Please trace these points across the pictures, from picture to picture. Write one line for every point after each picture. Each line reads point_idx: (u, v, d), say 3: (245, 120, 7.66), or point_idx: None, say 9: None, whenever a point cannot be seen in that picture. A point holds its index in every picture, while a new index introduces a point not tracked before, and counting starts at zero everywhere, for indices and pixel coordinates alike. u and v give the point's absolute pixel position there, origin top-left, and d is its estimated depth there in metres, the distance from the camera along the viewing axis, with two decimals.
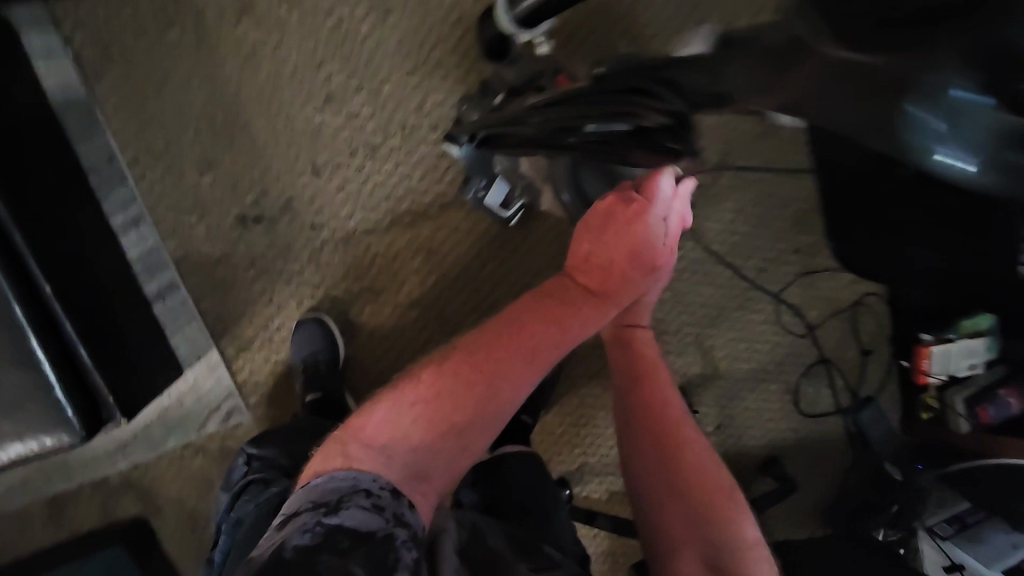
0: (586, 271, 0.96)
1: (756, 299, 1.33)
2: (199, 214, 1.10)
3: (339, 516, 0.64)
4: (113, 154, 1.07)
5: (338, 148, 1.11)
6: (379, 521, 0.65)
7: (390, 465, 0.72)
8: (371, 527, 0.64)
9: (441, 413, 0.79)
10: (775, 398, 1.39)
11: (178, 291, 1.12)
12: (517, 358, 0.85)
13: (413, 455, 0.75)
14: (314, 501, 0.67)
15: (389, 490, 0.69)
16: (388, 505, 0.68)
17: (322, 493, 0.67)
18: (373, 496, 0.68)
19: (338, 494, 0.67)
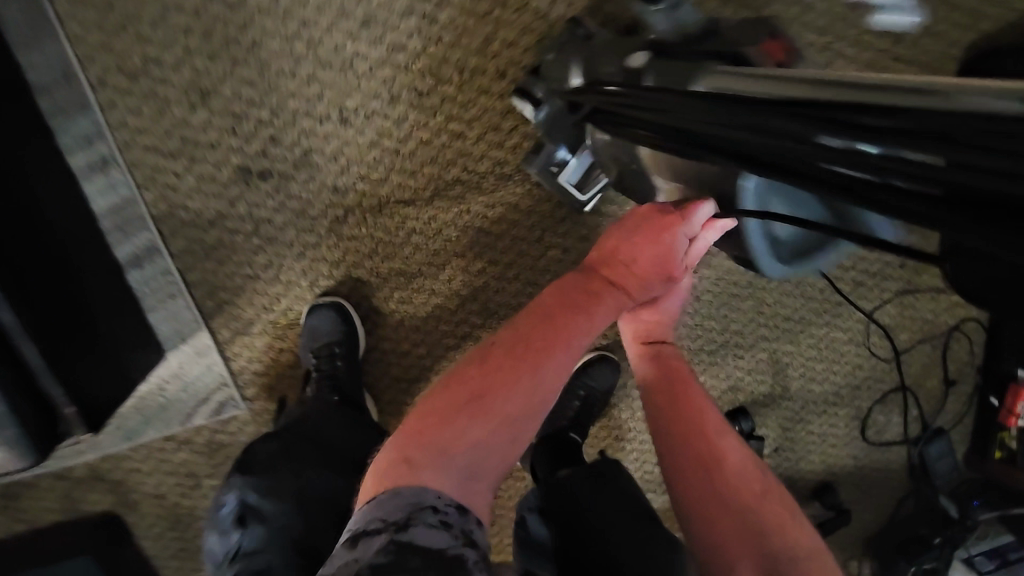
0: (615, 271, 0.72)
1: (847, 317, 1.13)
2: (188, 161, 0.85)
3: (408, 534, 0.50)
4: (71, 71, 0.80)
5: (373, 90, 0.85)
6: (449, 544, 0.51)
7: (427, 480, 0.54)
8: (441, 546, 0.50)
9: (484, 408, 0.59)
10: (842, 423, 1.24)
11: (159, 259, 0.88)
12: (564, 336, 0.65)
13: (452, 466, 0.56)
14: (376, 517, 0.52)
15: (458, 503, 0.54)
16: (456, 524, 0.53)
17: (388, 504, 0.53)
18: (442, 511, 0.53)
19: (404, 510, 0.52)
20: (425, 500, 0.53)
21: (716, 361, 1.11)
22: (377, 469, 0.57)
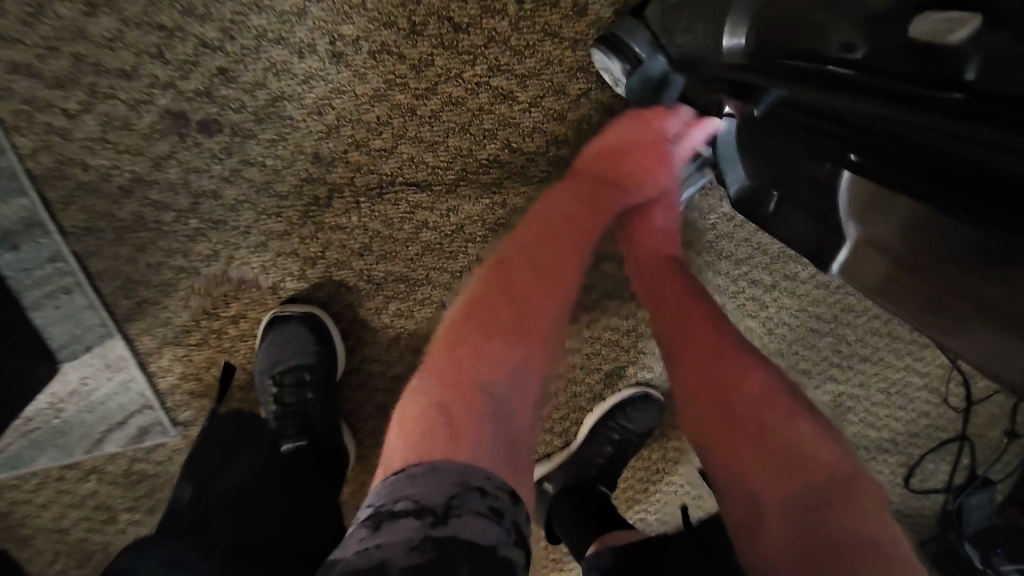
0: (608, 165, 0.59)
1: (927, 360, 0.95)
2: (91, 92, 0.56)
3: (451, 529, 0.35)
4: None
5: (384, 14, 0.58)
6: (499, 544, 0.36)
7: (471, 455, 0.39)
8: (492, 543, 0.36)
9: (503, 334, 0.45)
10: (887, 471, 1.08)
11: (45, 235, 0.59)
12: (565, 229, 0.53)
13: (487, 431, 0.41)
14: (413, 497, 0.37)
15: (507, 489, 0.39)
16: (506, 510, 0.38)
17: (420, 486, 0.37)
18: (490, 497, 0.38)
19: (444, 493, 0.37)
20: (470, 481, 0.38)
21: None
22: (399, 432, 0.42)
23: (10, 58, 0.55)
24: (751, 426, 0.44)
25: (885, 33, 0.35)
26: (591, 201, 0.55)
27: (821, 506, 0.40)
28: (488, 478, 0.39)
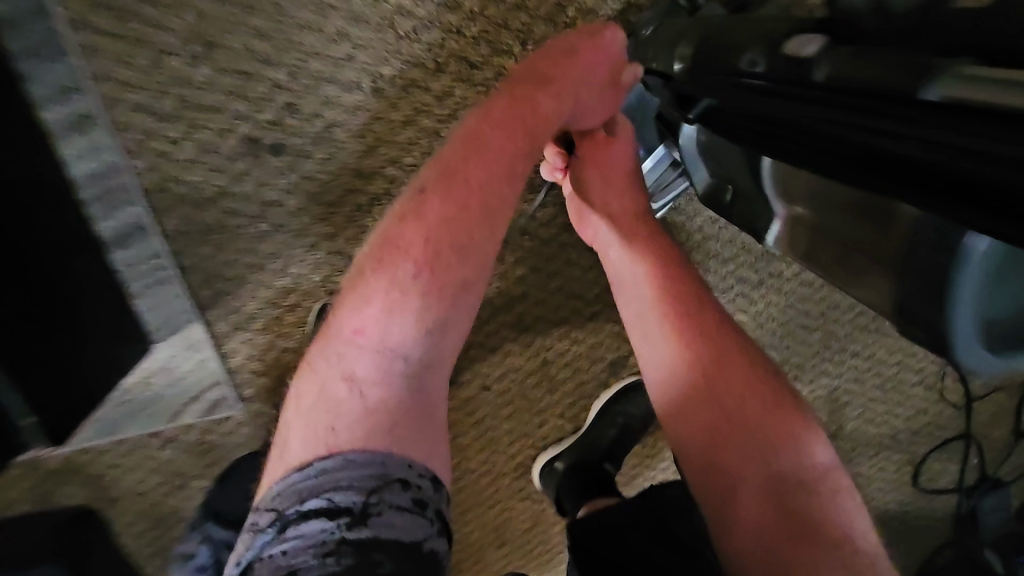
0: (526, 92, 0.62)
1: (919, 356, 1.01)
2: (188, 126, 0.71)
3: (370, 528, 0.45)
4: (45, 5, 0.64)
5: (415, 58, 0.72)
6: (427, 538, 0.47)
7: (389, 446, 0.49)
8: (416, 540, 0.46)
9: (434, 295, 0.54)
10: (891, 467, 1.13)
11: (149, 237, 0.74)
12: (495, 183, 0.58)
13: (396, 405, 0.52)
14: (323, 503, 0.46)
15: (429, 479, 0.50)
16: (415, 485, 0.49)
17: (355, 479, 0.47)
18: (410, 489, 0.48)
19: (365, 491, 0.46)
20: (388, 474, 0.48)
21: None
22: (337, 405, 0.51)
23: (126, 97, 0.69)
24: (744, 420, 0.61)
25: (837, 58, 0.41)
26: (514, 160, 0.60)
27: (796, 493, 0.58)
28: (397, 464, 0.49)
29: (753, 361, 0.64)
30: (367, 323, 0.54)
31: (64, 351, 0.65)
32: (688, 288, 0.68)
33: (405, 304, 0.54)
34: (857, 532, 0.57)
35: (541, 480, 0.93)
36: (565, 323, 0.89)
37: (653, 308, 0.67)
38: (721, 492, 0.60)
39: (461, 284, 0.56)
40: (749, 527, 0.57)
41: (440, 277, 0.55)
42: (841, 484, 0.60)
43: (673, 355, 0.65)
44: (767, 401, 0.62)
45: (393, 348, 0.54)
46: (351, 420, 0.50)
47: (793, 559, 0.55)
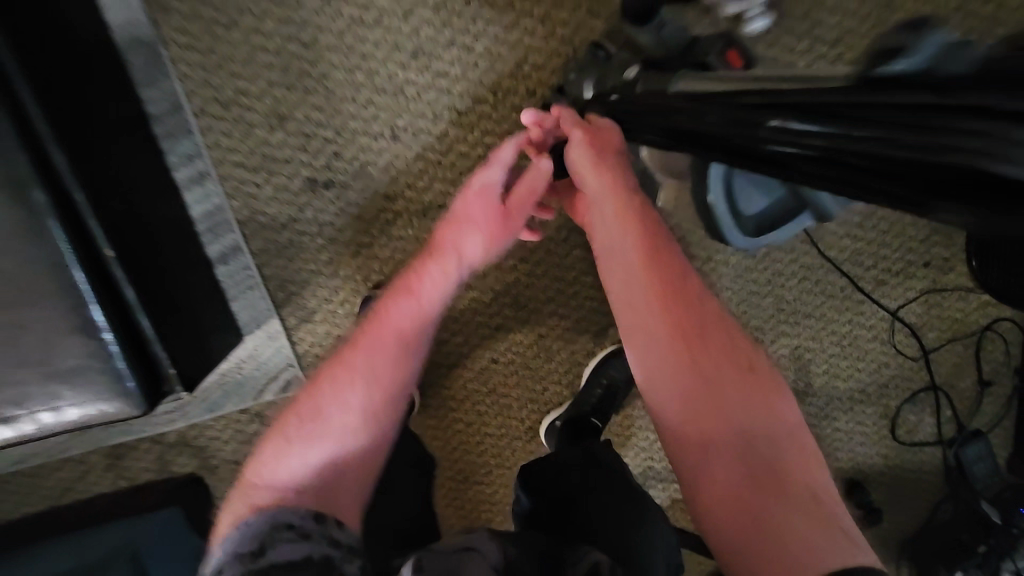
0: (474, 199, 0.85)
1: (868, 314, 1.17)
2: (265, 175, 0.98)
3: (266, 555, 0.56)
4: (178, 103, 0.94)
5: (421, 110, 0.96)
6: (306, 552, 0.56)
7: (292, 502, 0.62)
8: (304, 554, 0.56)
9: (336, 414, 0.70)
10: (869, 422, 1.26)
11: (242, 256, 1.02)
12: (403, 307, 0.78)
13: (313, 483, 0.65)
14: (229, 551, 0.57)
15: (312, 518, 0.60)
16: (312, 529, 0.59)
17: (258, 525, 0.59)
18: (298, 528, 0.59)
19: (259, 538, 0.57)
20: (278, 520, 0.59)
21: None
22: (265, 474, 0.66)
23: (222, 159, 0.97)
24: (724, 382, 0.64)
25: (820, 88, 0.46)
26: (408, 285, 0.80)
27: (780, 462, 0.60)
28: (303, 515, 0.61)
29: (735, 335, 0.69)
30: (298, 424, 0.70)
31: (189, 332, 0.91)
32: (675, 268, 0.73)
33: (308, 428, 0.70)
34: (827, 487, 0.59)
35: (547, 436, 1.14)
36: (553, 303, 1.12)
37: (645, 293, 0.71)
38: (701, 457, 0.62)
39: (371, 422, 0.71)
40: (722, 480, 0.59)
41: (378, 402, 0.72)
42: (805, 442, 0.63)
43: (660, 327, 0.69)
44: (746, 371, 0.66)
45: (317, 460, 0.67)
46: (275, 487, 0.64)
47: (752, 499, 0.57)
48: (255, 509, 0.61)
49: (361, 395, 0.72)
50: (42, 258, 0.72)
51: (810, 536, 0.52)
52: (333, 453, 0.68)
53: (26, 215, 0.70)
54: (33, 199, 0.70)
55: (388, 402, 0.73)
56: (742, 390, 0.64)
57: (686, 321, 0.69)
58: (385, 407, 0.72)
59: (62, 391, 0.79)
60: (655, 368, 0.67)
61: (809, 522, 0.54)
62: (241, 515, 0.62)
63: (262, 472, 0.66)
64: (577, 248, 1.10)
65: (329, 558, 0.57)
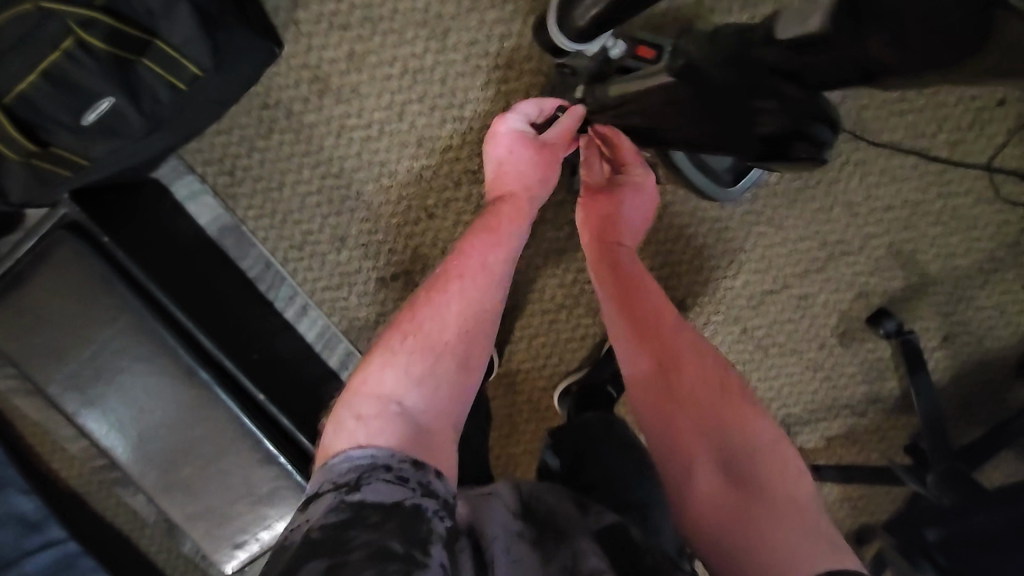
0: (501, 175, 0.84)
1: (958, 179, 1.08)
2: (348, 288, 1.14)
3: (361, 492, 0.49)
4: (268, 261, 1.13)
5: (443, 183, 1.07)
6: (404, 496, 0.49)
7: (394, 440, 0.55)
8: (399, 499, 0.49)
9: (433, 339, 0.64)
10: (1017, 286, 1.13)
11: (356, 357, 1.17)
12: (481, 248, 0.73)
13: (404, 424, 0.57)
14: (335, 478, 0.51)
15: (411, 459, 0.53)
16: (413, 475, 0.52)
17: (341, 471, 0.52)
18: (394, 469, 0.52)
19: (356, 472, 0.51)
20: (379, 460, 0.52)
21: (830, 275, 1.14)
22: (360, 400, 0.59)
23: (312, 291, 1.15)
24: (701, 408, 0.61)
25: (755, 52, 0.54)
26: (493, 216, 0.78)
27: (757, 468, 0.57)
28: (402, 456, 0.53)
29: (709, 361, 0.65)
30: (387, 358, 0.63)
31: None
32: (627, 301, 0.72)
33: (400, 358, 0.62)
34: (812, 506, 0.55)
35: (561, 406, 1.15)
36: None
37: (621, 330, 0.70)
38: (684, 472, 0.59)
39: (444, 349, 0.64)
40: (703, 494, 0.57)
41: (444, 335, 0.65)
42: (793, 461, 0.59)
43: (632, 349, 0.68)
44: (719, 390, 0.62)
45: (395, 398, 0.59)
46: (358, 429, 0.56)
47: (741, 512, 0.54)
48: (355, 441, 0.54)
49: (433, 343, 0.64)
50: (222, 416, 0.95)
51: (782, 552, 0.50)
52: (409, 415, 0.58)
53: (200, 391, 0.94)
54: (202, 378, 0.94)
55: (464, 347, 0.66)
56: (719, 420, 0.60)
57: (653, 348, 0.67)
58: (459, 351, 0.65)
59: (267, 512, 0.96)
60: (635, 389, 0.66)
61: (786, 536, 0.51)
62: (330, 455, 0.55)
63: (339, 419, 0.58)
64: None
65: (424, 507, 0.49)
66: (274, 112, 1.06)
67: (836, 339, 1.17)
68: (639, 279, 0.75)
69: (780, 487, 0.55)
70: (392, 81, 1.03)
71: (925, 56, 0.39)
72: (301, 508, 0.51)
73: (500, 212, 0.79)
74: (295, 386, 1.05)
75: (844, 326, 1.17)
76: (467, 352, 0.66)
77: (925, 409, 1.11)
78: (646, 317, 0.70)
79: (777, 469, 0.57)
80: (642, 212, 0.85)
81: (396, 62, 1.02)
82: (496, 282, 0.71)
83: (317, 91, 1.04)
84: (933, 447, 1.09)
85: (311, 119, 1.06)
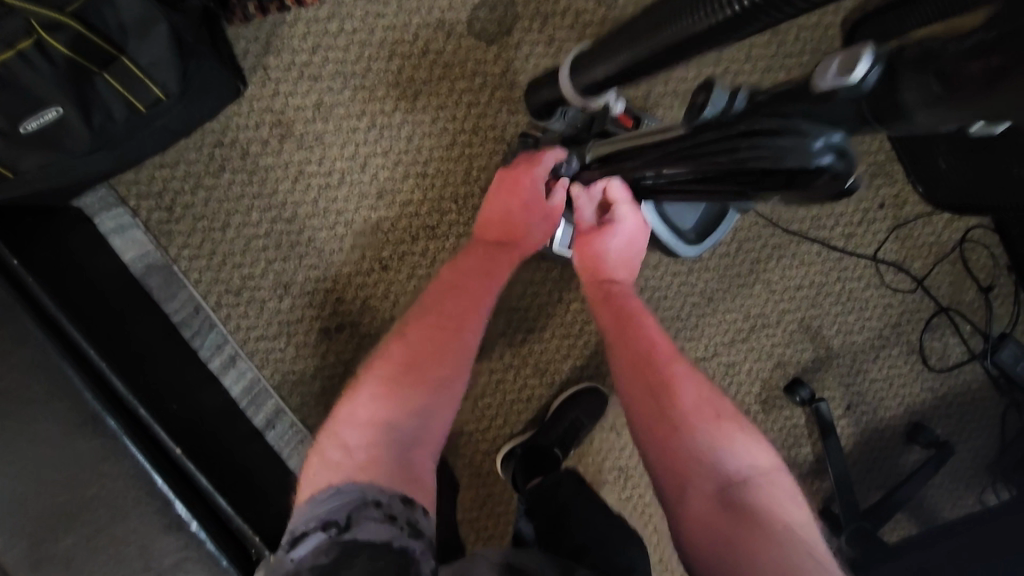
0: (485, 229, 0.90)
1: (851, 267, 1.26)
2: (286, 337, 1.08)
3: (351, 532, 0.55)
4: (198, 304, 1.05)
5: (400, 236, 1.08)
6: (391, 535, 0.56)
7: (388, 475, 0.62)
8: (386, 540, 0.55)
9: (427, 377, 0.72)
10: (900, 362, 1.30)
11: (286, 415, 1.08)
12: (466, 298, 0.81)
13: (392, 461, 0.64)
14: (322, 517, 0.57)
15: (400, 497, 0.61)
16: (397, 510, 0.59)
17: (330, 508, 0.58)
18: (383, 506, 0.59)
19: (347, 510, 0.57)
20: (368, 498, 0.59)
21: (753, 345, 1.25)
22: (359, 430, 0.67)
23: (243, 338, 1.07)
24: (696, 430, 0.67)
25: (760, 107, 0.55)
26: (484, 266, 0.85)
27: (747, 491, 0.62)
28: (392, 494, 0.60)
29: (703, 387, 0.71)
30: (380, 395, 0.70)
31: (261, 495, 0.95)
32: (626, 334, 0.79)
33: (394, 394, 0.70)
34: (806, 528, 0.60)
35: (505, 471, 1.11)
36: (571, 358, 1.17)
37: (624, 360, 0.77)
38: (677, 489, 0.65)
39: (437, 385, 0.73)
40: (699, 516, 0.62)
41: (432, 375, 0.73)
42: (783, 484, 0.65)
43: (632, 378, 0.75)
44: (709, 416, 0.68)
45: (389, 431, 0.67)
46: (351, 461, 0.63)
47: (731, 531, 0.59)
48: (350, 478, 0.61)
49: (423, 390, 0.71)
50: (123, 474, 0.79)
51: (771, 563, 0.54)
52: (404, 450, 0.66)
53: (104, 442, 0.79)
54: (110, 427, 0.80)
55: (451, 387, 0.74)
56: (713, 443, 0.66)
57: (648, 376, 0.73)
58: (448, 391, 0.73)
59: None
60: (630, 413, 0.73)
61: (777, 550, 0.56)
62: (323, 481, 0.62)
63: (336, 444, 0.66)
64: (574, 302, 1.16)
65: (409, 550, 0.56)
66: (229, 150, 1.03)
67: (759, 406, 1.26)
68: (637, 315, 0.82)
69: (769, 509, 0.61)
70: (358, 133, 1.05)
71: (920, 102, 0.42)
72: (284, 545, 0.56)
73: (495, 260, 0.86)
74: (213, 442, 0.94)
75: (764, 393, 1.27)
76: (454, 392, 0.74)
77: (836, 472, 1.21)
78: (644, 350, 0.77)
79: (765, 490, 0.63)
80: (638, 240, 0.88)
81: (364, 117, 1.05)
82: (480, 328, 0.80)
83: (278, 135, 1.04)
84: (844, 510, 1.18)
85: (268, 161, 1.04)
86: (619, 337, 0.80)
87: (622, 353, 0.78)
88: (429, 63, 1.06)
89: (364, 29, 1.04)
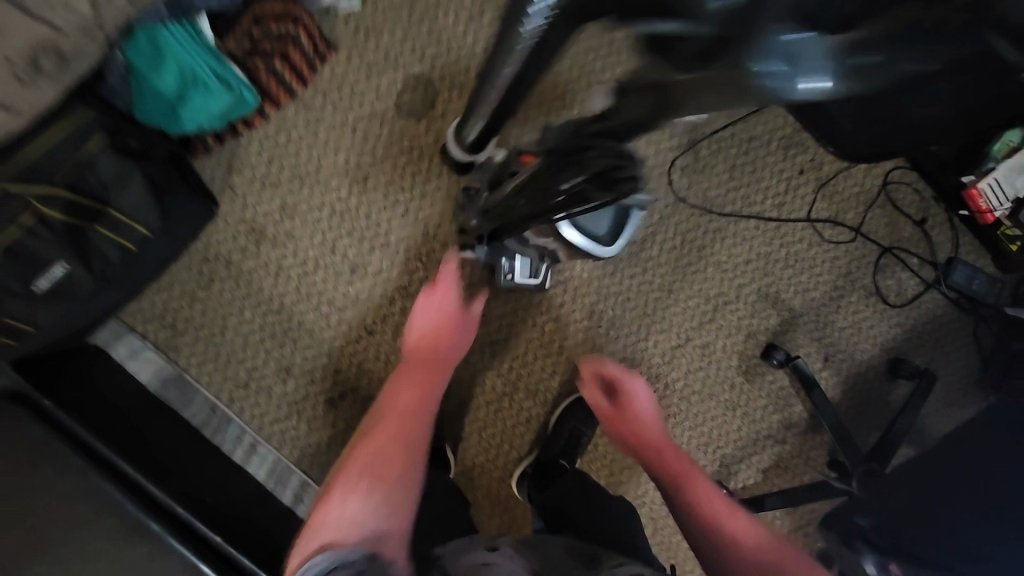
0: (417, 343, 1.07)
1: (791, 231, 1.36)
2: (296, 415, 1.18)
3: None
4: (214, 404, 1.16)
5: (378, 301, 1.20)
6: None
7: (347, 536, 0.68)
8: None
9: (387, 455, 0.81)
10: (862, 305, 1.39)
11: (311, 486, 1.18)
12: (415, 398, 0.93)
13: (356, 527, 0.70)
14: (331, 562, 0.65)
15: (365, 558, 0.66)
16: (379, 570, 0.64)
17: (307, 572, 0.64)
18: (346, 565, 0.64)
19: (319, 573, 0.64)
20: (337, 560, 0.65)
21: (721, 323, 1.34)
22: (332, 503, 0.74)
23: (259, 425, 1.17)
24: (755, 554, 0.77)
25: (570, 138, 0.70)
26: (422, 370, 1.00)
27: None
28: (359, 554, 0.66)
29: (764, 535, 0.80)
30: (350, 474, 0.77)
31: None
32: (697, 500, 0.87)
33: (360, 470, 0.78)
34: None
35: (521, 492, 1.20)
36: (557, 374, 1.27)
37: (694, 511, 0.85)
38: None
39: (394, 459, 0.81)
40: None
41: (394, 452, 0.82)
42: None
43: (694, 518, 0.84)
44: (765, 549, 0.77)
45: (355, 501, 0.73)
46: (324, 531, 0.69)
47: None
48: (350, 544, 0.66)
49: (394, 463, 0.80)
50: (174, 567, 0.88)
51: None
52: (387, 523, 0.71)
53: (150, 544, 0.89)
54: (153, 529, 0.90)
55: (411, 468, 0.81)
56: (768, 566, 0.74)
57: (716, 527, 0.82)
58: (407, 469, 0.80)
59: None
60: (688, 531, 0.84)
61: None
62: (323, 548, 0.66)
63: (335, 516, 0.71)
64: (547, 323, 1.26)
65: None
66: (213, 263, 1.17)
67: (742, 377, 1.35)
68: (711, 492, 0.88)
69: None
70: (322, 222, 1.19)
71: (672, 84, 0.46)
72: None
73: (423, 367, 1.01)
74: (251, 523, 1.03)
75: (744, 364, 1.35)
76: (413, 471, 0.81)
77: (827, 421, 1.28)
78: (711, 511, 0.85)
79: None
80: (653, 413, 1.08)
81: (324, 206, 1.19)
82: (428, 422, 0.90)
83: (253, 240, 1.18)
84: (846, 456, 1.25)
85: (250, 265, 1.17)
86: (687, 505, 0.87)
87: (692, 510, 0.86)
88: (369, 148, 1.20)
89: (308, 134, 1.18)
